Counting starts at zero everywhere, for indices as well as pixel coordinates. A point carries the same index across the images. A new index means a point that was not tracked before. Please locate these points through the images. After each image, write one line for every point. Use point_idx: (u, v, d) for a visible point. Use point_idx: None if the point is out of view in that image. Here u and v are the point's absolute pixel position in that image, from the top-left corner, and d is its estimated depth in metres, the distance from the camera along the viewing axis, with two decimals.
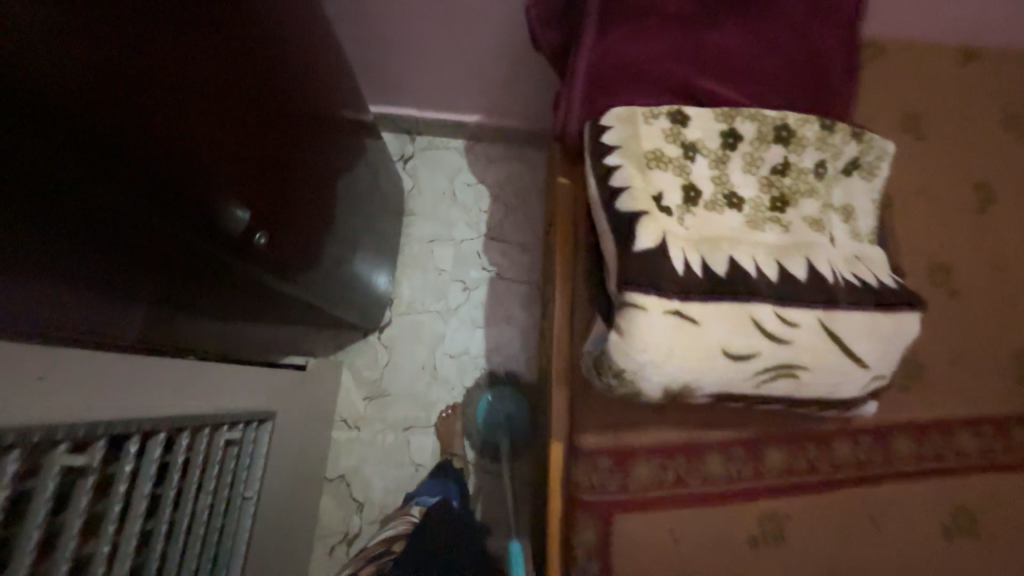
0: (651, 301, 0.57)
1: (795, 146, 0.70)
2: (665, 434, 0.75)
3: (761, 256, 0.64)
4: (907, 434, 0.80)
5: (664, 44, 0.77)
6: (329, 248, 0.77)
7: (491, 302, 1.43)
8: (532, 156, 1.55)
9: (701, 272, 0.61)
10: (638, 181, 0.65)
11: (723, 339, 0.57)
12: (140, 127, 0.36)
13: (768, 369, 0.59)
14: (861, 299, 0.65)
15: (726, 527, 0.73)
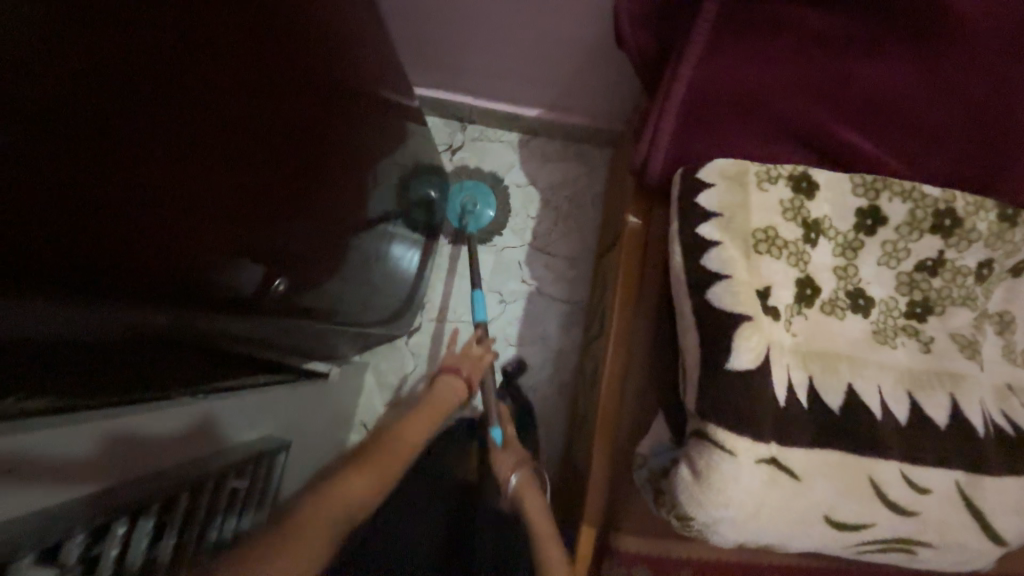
0: (741, 445, 0.44)
1: (957, 239, 0.53)
2: (716, 550, 0.64)
3: (888, 386, 0.50)
4: None
5: (795, 74, 0.60)
6: (353, 275, 0.66)
7: (527, 318, 1.33)
8: (592, 161, 1.38)
9: (807, 403, 0.48)
10: (740, 268, 0.51)
11: (828, 502, 0.44)
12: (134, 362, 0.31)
13: (879, 541, 0.46)
14: (1014, 458, 0.50)
15: None
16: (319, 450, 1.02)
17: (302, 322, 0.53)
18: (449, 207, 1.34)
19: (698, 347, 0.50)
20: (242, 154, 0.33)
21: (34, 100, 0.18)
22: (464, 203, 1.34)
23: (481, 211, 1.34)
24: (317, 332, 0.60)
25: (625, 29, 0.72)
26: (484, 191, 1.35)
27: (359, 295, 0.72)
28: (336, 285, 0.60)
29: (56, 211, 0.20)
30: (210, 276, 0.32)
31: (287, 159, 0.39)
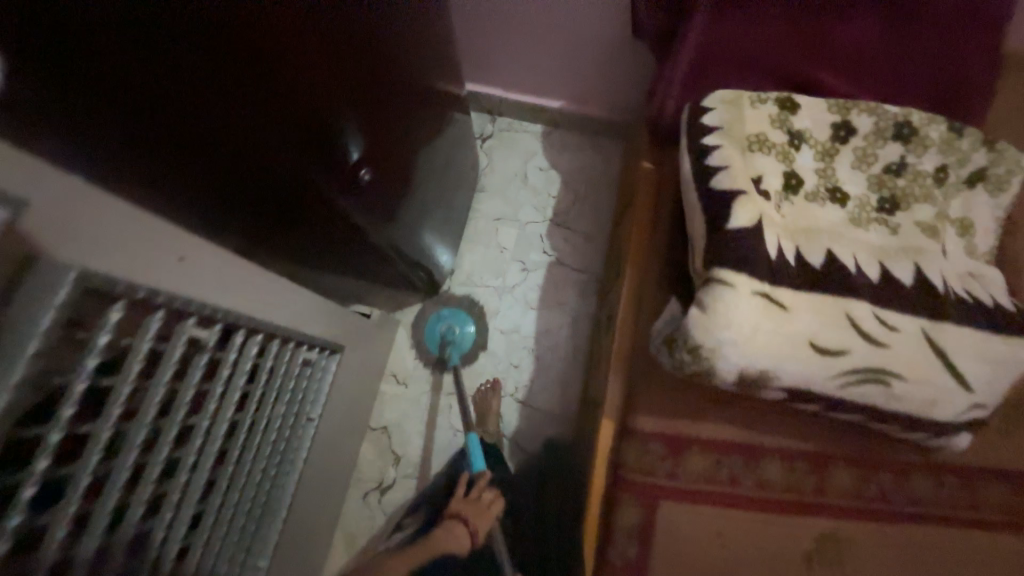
0: (740, 279, 0.55)
1: (915, 146, 0.65)
2: (724, 430, 0.72)
3: (862, 256, 0.61)
4: (1007, 483, 0.71)
5: (780, 29, 0.74)
6: (386, 182, 0.77)
7: (547, 285, 1.44)
8: (608, 148, 1.54)
9: (794, 260, 0.59)
10: (737, 162, 0.64)
11: (812, 329, 0.55)
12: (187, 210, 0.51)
13: (857, 370, 0.55)
14: (973, 316, 0.59)
15: (777, 539, 0.69)
16: (353, 383, 1.11)
17: (327, 209, 0.67)
18: (431, 338, 1.39)
19: (703, 220, 0.62)
20: (250, 94, 0.46)
21: (70, 62, 0.34)
22: (444, 330, 1.38)
23: (460, 338, 1.37)
24: (344, 222, 0.72)
25: (640, 7, 0.88)
26: (461, 314, 1.40)
27: (389, 207, 0.82)
28: (366, 186, 0.70)
29: (102, 112, 0.38)
30: (224, 167, 0.50)
31: (297, 97, 0.50)
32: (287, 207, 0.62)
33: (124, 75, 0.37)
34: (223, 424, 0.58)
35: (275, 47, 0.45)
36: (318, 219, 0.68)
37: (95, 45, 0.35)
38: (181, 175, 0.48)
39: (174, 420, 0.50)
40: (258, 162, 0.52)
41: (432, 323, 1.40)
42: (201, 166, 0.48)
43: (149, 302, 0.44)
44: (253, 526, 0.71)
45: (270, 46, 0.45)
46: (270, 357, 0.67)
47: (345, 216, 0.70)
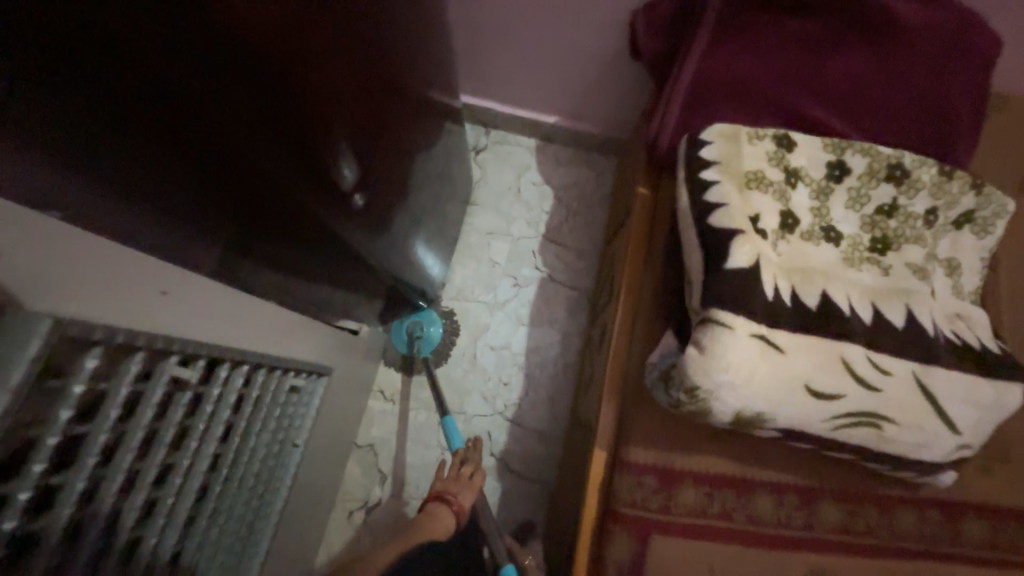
0: (737, 321, 0.55)
1: (907, 187, 0.66)
2: (717, 463, 0.72)
3: (856, 297, 0.61)
4: (986, 517, 0.72)
5: (781, 65, 0.75)
6: (382, 202, 0.71)
7: (538, 301, 1.44)
8: (602, 166, 1.54)
9: (791, 301, 0.59)
10: (735, 200, 0.64)
11: (807, 372, 0.55)
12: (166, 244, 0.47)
13: (850, 413, 0.56)
14: (960, 359, 0.60)
15: (767, 574, 0.69)
16: (336, 404, 1.09)
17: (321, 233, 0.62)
18: (401, 338, 1.33)
19: (701, 257, 0.63)
20: (227, 146, 0.40)
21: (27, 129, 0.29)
22: (412, 328, 1.33)
23: (429, 332, 1.33)
24: (338, 243, 0.67)
25: (640, 33, 0.89)
26: (428, 310, 1.35)
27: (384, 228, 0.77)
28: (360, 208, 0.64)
29: (73, 162, 0.34)
30: (198, 210, 0.45)
31: (287, 138, 0.44)
32: (286, 246, 0.61)
33: (87, 131, 0.32)
34: (202, 462, 0.56)
35: (267, 94, 0.39)
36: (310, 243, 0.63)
37: (103, 119, 0.32)
38: (198, 210, 0.46)
39: (153, 460, 0.48)
40: (263, 207, 0.50)
41: (398, 327, 1.34)
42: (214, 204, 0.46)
43: (131, 346, 0.42)
44: (233, 559, 0.68)
45: (294, 119, 0.43)
46: (254, 387, 0.65)
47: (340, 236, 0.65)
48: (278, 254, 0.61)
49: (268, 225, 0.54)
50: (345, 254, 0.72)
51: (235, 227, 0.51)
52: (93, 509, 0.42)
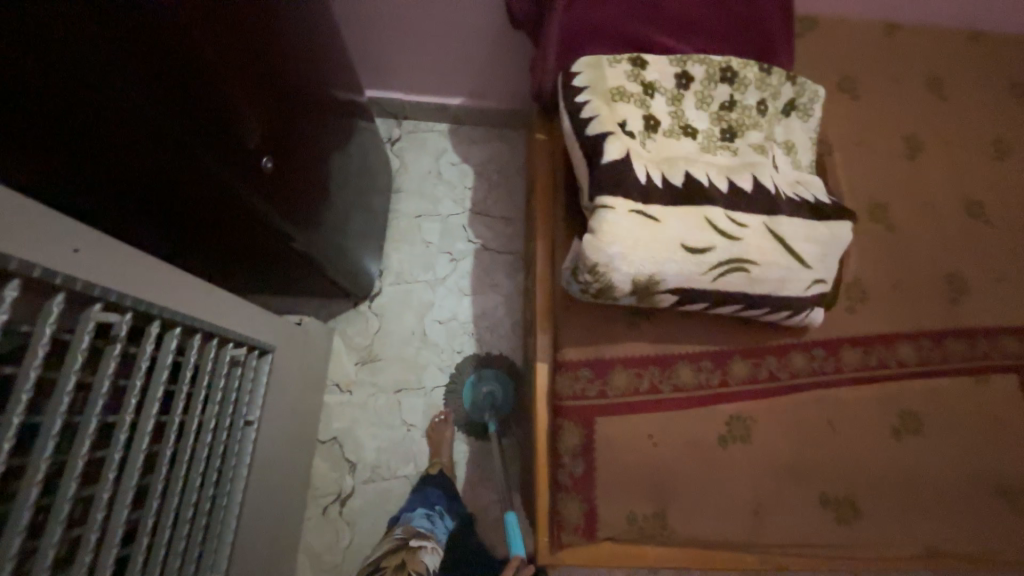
0: (618, 202, 0.65)
1: (739, 85, 0.81)
2: (640, 347, 0.82)
3: (713, 174, 0.74)
4: (856, 347, 0.88)
5: (630, 5, 0.87)
6: (314, 198, 0.78)
7: (477, 271, 1.50)
8: (513, 138, 1.65)
9: (661, 183, 0.70)
10: (604, 111, 0.74)
11: (681, 234, 0.66)
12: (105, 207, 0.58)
13: (722, 262, 0.67)
14: (801, 210, 0.74)
15: (696, 430, 0.79)
16: (290, 395, 1.09)
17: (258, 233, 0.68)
18: (472, 404, 1.33)
19: (584, 161, 0.72)
20: (145, 145, 0.48)
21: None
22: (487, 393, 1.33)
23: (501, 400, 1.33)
24: (276, 241, 0.73)
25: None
26: (505, 378, 1.35)
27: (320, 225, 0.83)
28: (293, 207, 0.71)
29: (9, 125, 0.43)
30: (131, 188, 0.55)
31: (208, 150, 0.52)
32: (223, 236, 0.68)
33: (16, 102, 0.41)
34: (146, 424, 0.56)
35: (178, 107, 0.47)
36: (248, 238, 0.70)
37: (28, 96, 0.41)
38: (116, 185, 0.55)
39: (92, 411, 0.48)
40: (191, 203, 0.58)
41: (471, 395, 1.34)
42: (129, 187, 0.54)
43: (50, 287, 0.44)
44: (201, 533, 0.70)
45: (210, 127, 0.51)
46: (195, 351, 0.65)
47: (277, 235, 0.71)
48: (214, 240, 0.69)
49: (185, 219, 0.62)
50: (286, 251, 0.78)
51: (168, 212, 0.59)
52: (34, 456, 0.42)
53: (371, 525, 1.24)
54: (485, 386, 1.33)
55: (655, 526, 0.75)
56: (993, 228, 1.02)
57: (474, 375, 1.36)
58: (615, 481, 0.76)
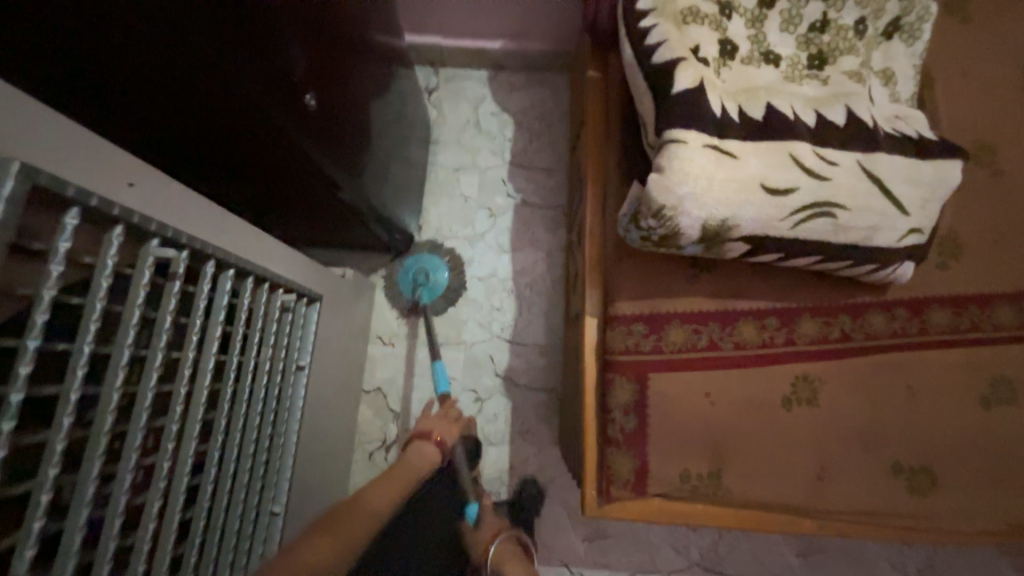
0: (690, 135, 0.58)
1: (834, 2, 0.69)
2: (698, 303, 0.77)
3: (799, 106, 0.64)
4: (945, 307, 0.79)
5: None
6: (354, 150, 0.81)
7: (516, 226, 1.45)
8: (556, 84, 1.54)
9: (739, 117, 0.61)
10: (674, 34, 0.65)
11: (761, 172, 0.58)
12: (195, 158, 0.65)
13: (806, 206, 0.60)
14: (902, 147, 0.64)
15: (759, 391, 0.74)
16: (333, 349, 1.12)
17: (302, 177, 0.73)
18: (404, 280, 1.35)
19: (649, 94, 0.65)
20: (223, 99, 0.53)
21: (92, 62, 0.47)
22: (418, 275, 1.34)
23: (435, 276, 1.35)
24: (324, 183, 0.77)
25: None
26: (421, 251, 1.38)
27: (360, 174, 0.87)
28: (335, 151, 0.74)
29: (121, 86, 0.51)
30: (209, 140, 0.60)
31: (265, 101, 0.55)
32: (276, 182, 0.73)
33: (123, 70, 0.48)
34: (206, 367, 0.58)
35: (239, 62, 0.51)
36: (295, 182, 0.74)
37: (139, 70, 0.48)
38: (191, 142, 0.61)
39: (155, 346, 0.50)
40: (254, 151, 0.63)
41: (403, 274, 1.35)
42: (209, 149, 0.62)
43: (108, 219, 0.43)
44: (260, 470, 0.72)
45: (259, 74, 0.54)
46: (246, 297, 0.66)
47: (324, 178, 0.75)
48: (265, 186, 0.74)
49: (251, 170, 0.69)
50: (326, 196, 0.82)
51: (233, 161, 0.65)
52: (105, 386, 0.44)
53: None
54: (420, 266, 1.35)
55: (710, 485, 0.72)
56: None
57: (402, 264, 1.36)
58: (669, 438, 0.72)
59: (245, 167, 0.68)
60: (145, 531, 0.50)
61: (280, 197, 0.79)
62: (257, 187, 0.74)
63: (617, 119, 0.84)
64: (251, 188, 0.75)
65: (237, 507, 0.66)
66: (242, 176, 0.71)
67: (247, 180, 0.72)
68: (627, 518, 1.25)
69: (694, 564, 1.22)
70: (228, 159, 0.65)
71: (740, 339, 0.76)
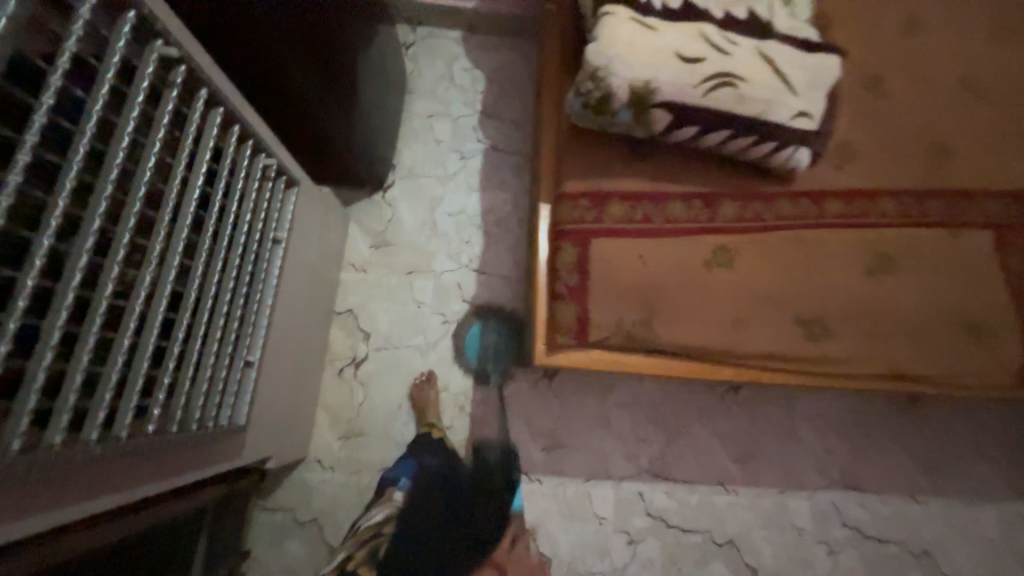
0: (620, 10, 0.71)
1: None
2: (635, 182, 0.89)
3: (711, 3, 0.78)
4: (839, 197, 0.94)
5: None
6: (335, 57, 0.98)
7: (486, 169, 1.56)
8: (524, 45, 1.68)
9: (660, 4, 0.74)
10: None
11: (676, 44, 0.72)
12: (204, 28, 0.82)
13: (712, 76, 0.73)
14: (791, 41, 0.79)
15: (685, 255, 0.86)
16: (307, 257, 1.17)
17: (288, 61, 0.89)
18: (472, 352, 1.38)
19: None
20: None
21: None
22: (486, 342, 1.39)
23: (500, 350, 1.39)
24: (306, 70, 0.93)
25: None
26: (507, 344, 1.40)
27: (342, 82, 1.03)
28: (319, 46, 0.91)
29: None
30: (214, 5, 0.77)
31: None
32: (267, 64, 0.90)
33: None
34: (195, 181, 0.65)
35: None
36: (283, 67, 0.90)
37: None
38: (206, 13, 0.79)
39: (154, 137, 0.57)
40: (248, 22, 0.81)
41: (470, 346, 1.39)
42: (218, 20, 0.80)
43: (124, 1, 0.51)
44: (238, 311, 0.78)
45: None
46: (232, 143, 0.73)
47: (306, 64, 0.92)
48: (258, 72, 0.91)
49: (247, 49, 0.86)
50: (308, 89, 0.98)
51: (233, 33, 0.83)
52: (112, 147, 0.51)
53: (382, 388, 1.34)
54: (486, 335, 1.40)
55: (642, 330, 0.83)
56: (988, 99, 1.04)
57: (468, 333, 1.40)
58: (607, 291, 0.83)
59: (243, 44, 0.85)
60: (138, 298, 0.57)
61: (270, 86, 0.96)
62: (251, 69, 0.91)
63: (571, 33, 0.97)
64: (246, 73, 0.92)
65: (216, 332, 0.72)
66: (240, 56, 0.88)
67: (242, 61, 0.89)
68: (582, 429, 1.34)
69: (643, 470, 1.32)
70: (228, 30, 0.82)
71: (671, 213, 0.88)
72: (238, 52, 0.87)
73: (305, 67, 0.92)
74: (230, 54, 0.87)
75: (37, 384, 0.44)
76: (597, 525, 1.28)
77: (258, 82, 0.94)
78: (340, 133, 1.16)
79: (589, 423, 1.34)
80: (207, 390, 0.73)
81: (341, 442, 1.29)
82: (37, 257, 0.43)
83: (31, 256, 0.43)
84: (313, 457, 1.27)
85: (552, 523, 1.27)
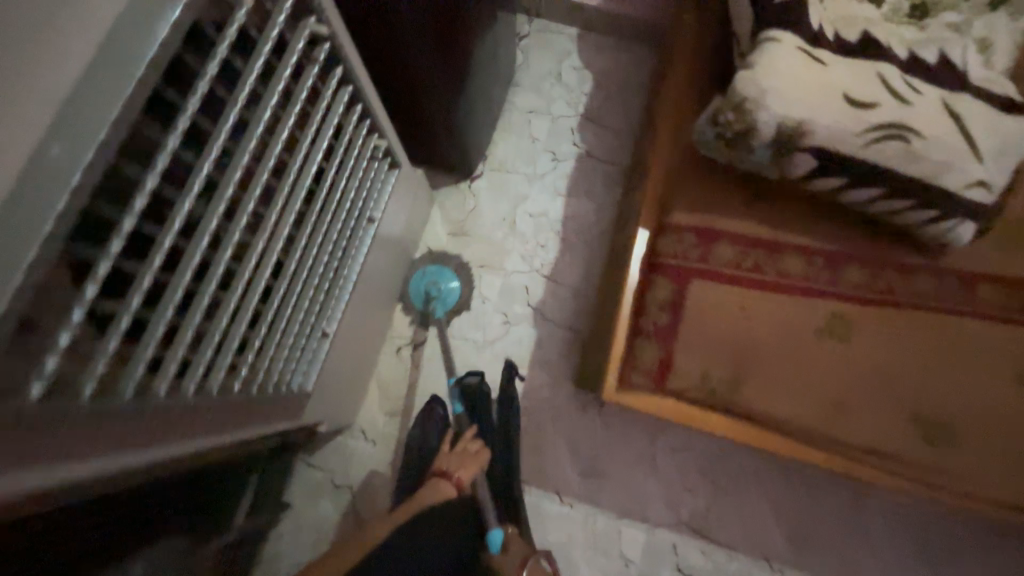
0: (786, 36, 0.63)
1: None
2: (752, 226, 0.80)
3: (893, 41, 0.67)
4: (999, 284, 0.80)
5: None
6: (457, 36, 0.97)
7: (576, 174, 1.51)
8: (641, 52, 1.60)
9: (833, 37, 0.65)
10: None
11: (845, 84, 0.63)
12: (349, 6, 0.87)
13: (881, 126, 0.63)
14: (987, 97, 0.67)
15: (795, 317, 0.77)
16: (389, 235, 1.19)
17: (414, 39, 0.91)
18: (415, 294, 1.40)
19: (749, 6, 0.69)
20: None
21: None
22: (429, 287, 1.39)
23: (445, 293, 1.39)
24: (428, 51, 0.94)
25: None
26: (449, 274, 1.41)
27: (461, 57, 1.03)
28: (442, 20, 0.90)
29: None
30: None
31: None
32: (396, 41, 0.93)
33: None
34: (316, 157, 0.66)
35: None
36: (410, 44, 0.93)
37: None
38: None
39: (290, 112, 0.58)
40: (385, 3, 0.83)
41: (416, 282, 1.40)
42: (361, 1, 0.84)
43: None
44: (327, 284, 0.81)
45: None
46: (352, 123, 0.74)
47: (430, 44, 0.93)
48: (388, 48, 0.95)
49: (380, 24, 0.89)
50: (428, 72, 0.99)
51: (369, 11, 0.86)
52: (254, 118, 0.53)
53: (435, 373, 1.35)
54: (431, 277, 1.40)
55: (729, 389, 0.75)
56: None
57: (421, 268, 1.42)
58: (698, 338, 0.76)
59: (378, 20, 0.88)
60: (249, 263, 0.59)
61: (394, 65, 0.99)
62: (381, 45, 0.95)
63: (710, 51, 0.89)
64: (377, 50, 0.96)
65: (305, 303, 0.75)
66: (374, 34, 0.92)
67: (377, 37, 0.93)
68: (625, 463, 1.27)
69: (682, 522, 1.24)
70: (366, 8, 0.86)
71: (787, 267, 0.79)
72: (372, 27, 0.90)
73: (428, 49, 0.94)
74: (368, 31, 0.92)
75: (157, 335, 0.46)
76: (622, 566, 1.22)
77: (386, 59, 0.98)
78: (444, 118, 1.16)
79: (633, 458, 1.28)
80: (288, 355, 0.75)
81: (386, 417, 1.32)
82: (178, 218, 0.45)
83: (172, 215, 0.45)
84: (358, 426, 1.32)
85: (575, 550, 1.23)
